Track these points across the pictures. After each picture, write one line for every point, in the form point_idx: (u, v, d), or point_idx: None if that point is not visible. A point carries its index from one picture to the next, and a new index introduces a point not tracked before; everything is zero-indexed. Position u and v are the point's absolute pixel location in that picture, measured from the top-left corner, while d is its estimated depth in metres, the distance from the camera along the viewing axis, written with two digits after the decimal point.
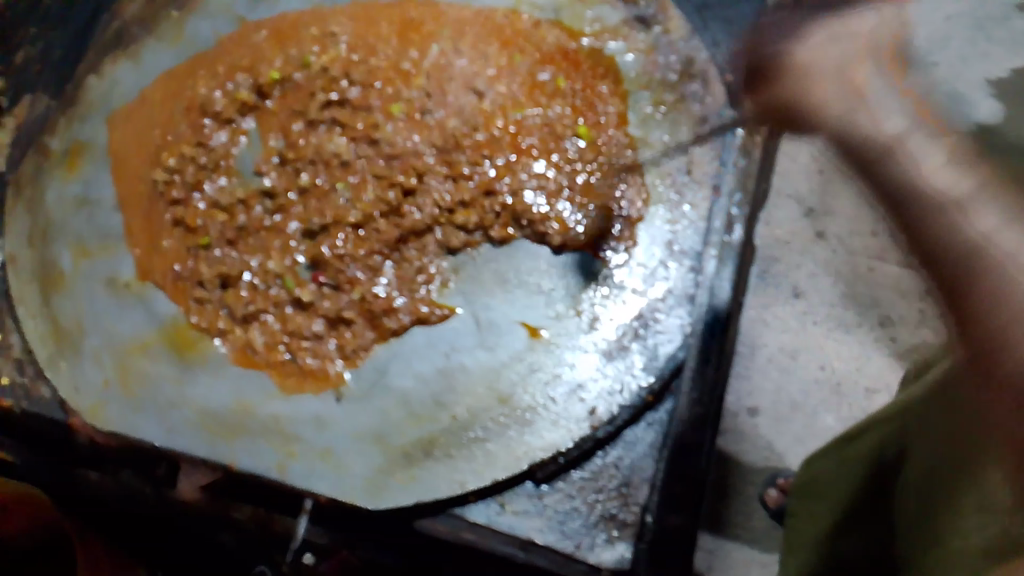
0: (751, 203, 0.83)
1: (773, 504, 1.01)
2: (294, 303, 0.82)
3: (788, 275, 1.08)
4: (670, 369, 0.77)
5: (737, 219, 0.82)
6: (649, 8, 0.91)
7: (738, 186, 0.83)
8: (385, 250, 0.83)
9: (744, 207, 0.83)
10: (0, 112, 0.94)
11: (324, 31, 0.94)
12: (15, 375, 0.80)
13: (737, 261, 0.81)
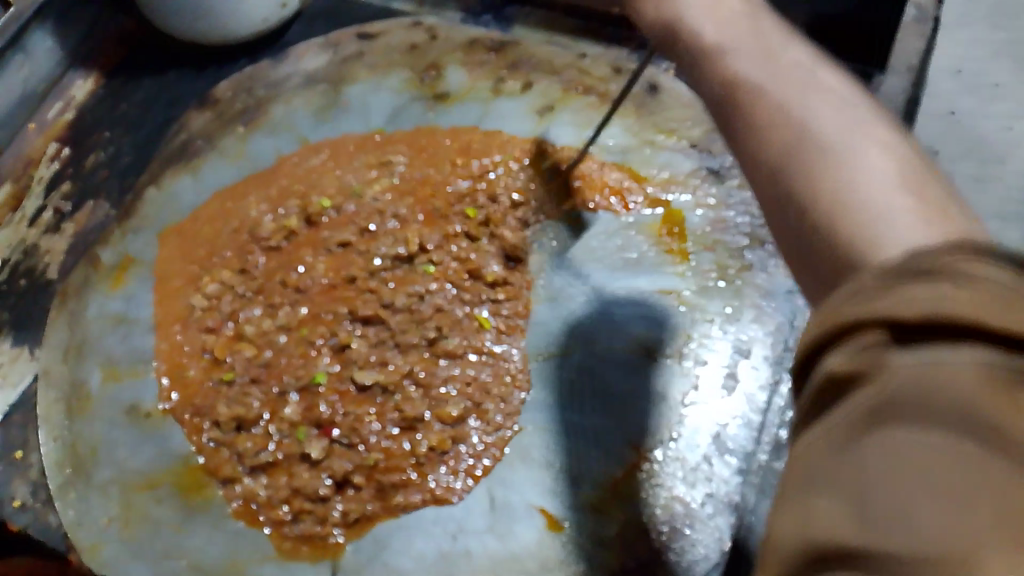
0: None
1: None
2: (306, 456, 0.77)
3: None
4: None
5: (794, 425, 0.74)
6: (722, 161, 0.89)
7: None
8: (402, 413, 0.78)
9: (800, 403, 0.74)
10: (62, 217, 0.95)
11: (382, 157, 0.94)
12: (28, 498, 0.78)
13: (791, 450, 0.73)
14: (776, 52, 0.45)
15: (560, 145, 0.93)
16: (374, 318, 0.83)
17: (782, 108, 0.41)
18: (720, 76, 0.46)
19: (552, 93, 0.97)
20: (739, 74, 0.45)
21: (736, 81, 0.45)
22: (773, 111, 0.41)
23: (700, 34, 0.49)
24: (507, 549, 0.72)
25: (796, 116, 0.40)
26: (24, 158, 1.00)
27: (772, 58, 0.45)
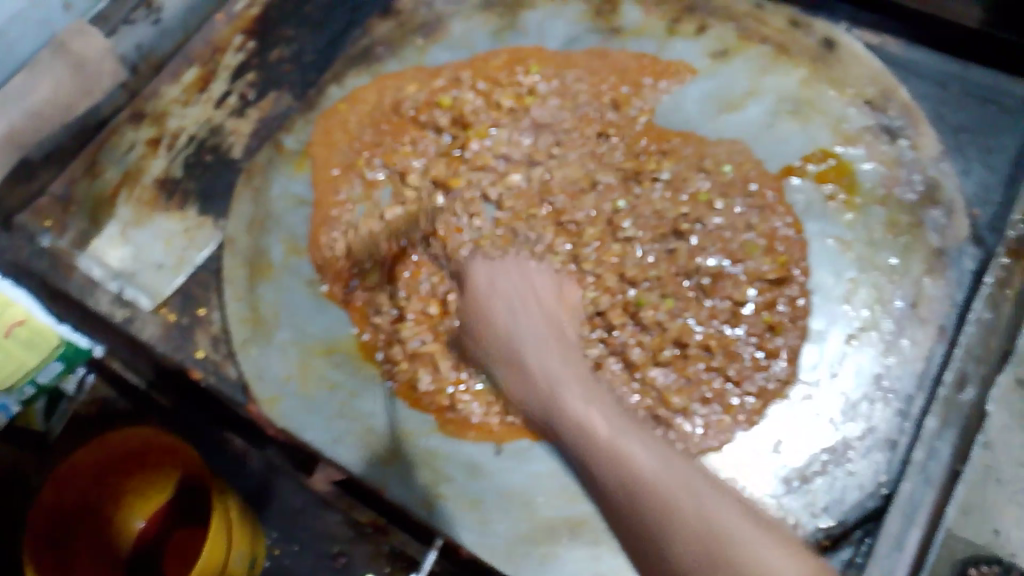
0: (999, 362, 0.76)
1: None
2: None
3: None
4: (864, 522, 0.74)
5: None
6: (897, 120, 0.90)
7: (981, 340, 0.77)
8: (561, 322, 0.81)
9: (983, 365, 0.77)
10: (246, 103, 1.00)
11: (559, 76, 0.97)
12: (209, 350, 0.84)
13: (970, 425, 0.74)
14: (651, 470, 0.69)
15: (733, 87, 0.94)
16: (541, 231, 0.88)
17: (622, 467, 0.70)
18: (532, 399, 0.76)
19: (727, 39, 0.97)
20: (545, 379, 0.75)
21: (607, 444, 0.71)
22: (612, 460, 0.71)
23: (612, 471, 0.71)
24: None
25: (641, 469, 0.69)
26: (211, 45, 1.04)
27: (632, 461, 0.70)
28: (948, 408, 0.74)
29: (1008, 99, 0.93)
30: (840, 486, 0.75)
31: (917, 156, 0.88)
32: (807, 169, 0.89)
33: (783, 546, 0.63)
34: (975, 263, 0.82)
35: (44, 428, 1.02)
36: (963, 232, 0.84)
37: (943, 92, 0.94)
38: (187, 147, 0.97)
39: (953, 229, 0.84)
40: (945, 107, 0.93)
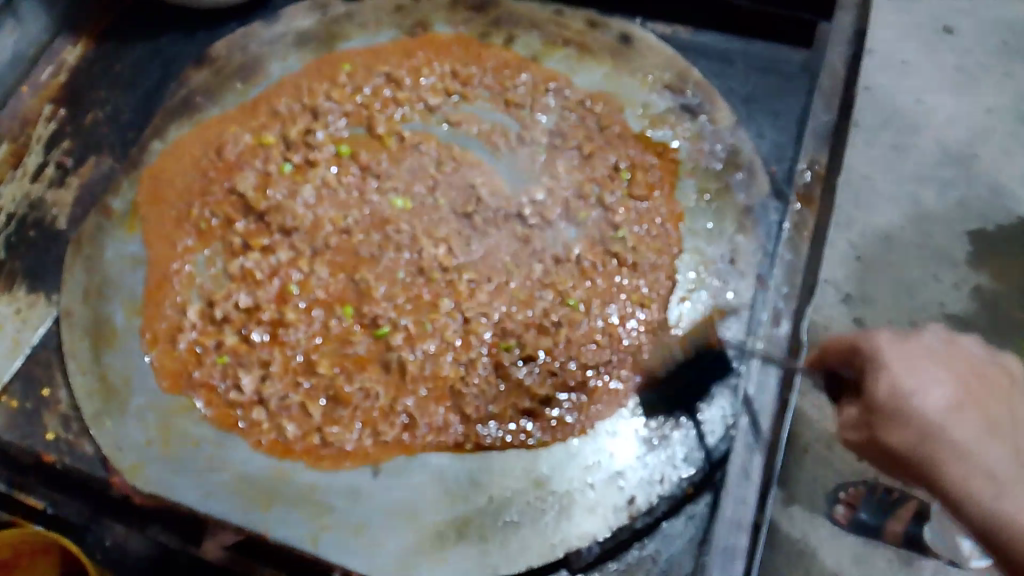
0: (797, 300, 0.84)
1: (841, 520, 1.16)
2: (339, 375, 0.82)
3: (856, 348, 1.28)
4: (719, 464, 0.77)
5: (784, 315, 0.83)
6: (695, 99, 0.96)
7: (785, 281, 0.85)
8: (414, 335, 0.84)
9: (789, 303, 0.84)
10: (66, 170, 0.97)
11: (380, 101, 1.00)
12: (61, 430, 0.81)
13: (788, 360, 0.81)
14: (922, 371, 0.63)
15: (543, 89, 1.00)
16: (383, 254, 0.89)
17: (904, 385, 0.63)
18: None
19: (535, 45, 1.03)
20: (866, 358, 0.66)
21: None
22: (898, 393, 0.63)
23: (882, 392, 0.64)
24: (532, 447, 0.78)
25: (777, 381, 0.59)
26: (19, 119, 1.01)
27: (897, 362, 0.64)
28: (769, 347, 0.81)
29: (788, 68, 1.02)
30: (693, 435, 0.78)
31: (716, 129, 0.94)
32: (628, 154, 0.95)
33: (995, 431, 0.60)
34: (778, 215, 0.89)
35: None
36: (764, 188, 0.91)
37: (727, 66, 1.03)
38: (8, 225, 0.94)
39: (755, 187, 0.91)
40: (733, 81, 1.01)
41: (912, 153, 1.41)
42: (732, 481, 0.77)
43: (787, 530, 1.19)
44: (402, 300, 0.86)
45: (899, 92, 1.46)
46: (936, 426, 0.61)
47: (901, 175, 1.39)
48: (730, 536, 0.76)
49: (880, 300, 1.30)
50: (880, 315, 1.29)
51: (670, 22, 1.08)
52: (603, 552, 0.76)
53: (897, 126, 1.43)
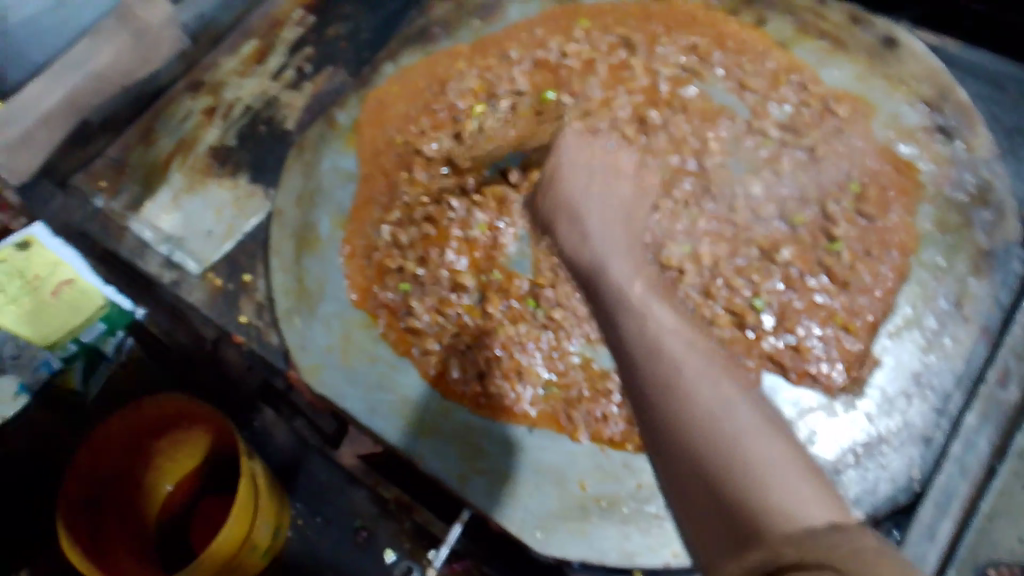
0: None
1: None
2: (506, 323, 0.82)
3: None
4: (895, 516, 0.71)
5: (1015, 375, 0.75)
6: (954, 120, 0.88)
7: (1022, 342, 0.76)
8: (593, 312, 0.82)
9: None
10: (302, 77, 1.02)
11: (611, 64, 0.98)
12: (253, 317, 0.86)
13: (1004, 423, 0.74)
14: (695, 353, 0.58)
15: (784, 80, 0.93)
16: None
17: (670, 377, 0.56)
18: (603, 302, 0.65)
19: (785, 32, 0.96)
20: (643, 316, 0.61)
21: (669, 382, 0.56)
22: (667, 379, 0.56)
23: (666, 404, 0.55)
24: None
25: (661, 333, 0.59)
26: (270, 20, 1.06)
27: (687, 365, 0.57)
28: (989, 405, 0.74)
29: None
30: (870, 478, 0.73)
31: (970, 156, 0.86)
32: (864, 165, 0.88)
33: (760, 424, 0.53)
34: (1022, 266, 0.80)
35: (82, 390, 1.16)
36: (1014, 234, 0.81)
37: (999, 94, 0.92)
38: (242, 118, 0.99)
39: (1002, 230, 0.82)
40: (1002, 110, 0.90)
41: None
42: (914, 534, 0.71)
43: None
44: None
45: None
46: (713, 420, 0.53)
47: None
48: None
49: None
50: None
51: (940, 34, 0.97)
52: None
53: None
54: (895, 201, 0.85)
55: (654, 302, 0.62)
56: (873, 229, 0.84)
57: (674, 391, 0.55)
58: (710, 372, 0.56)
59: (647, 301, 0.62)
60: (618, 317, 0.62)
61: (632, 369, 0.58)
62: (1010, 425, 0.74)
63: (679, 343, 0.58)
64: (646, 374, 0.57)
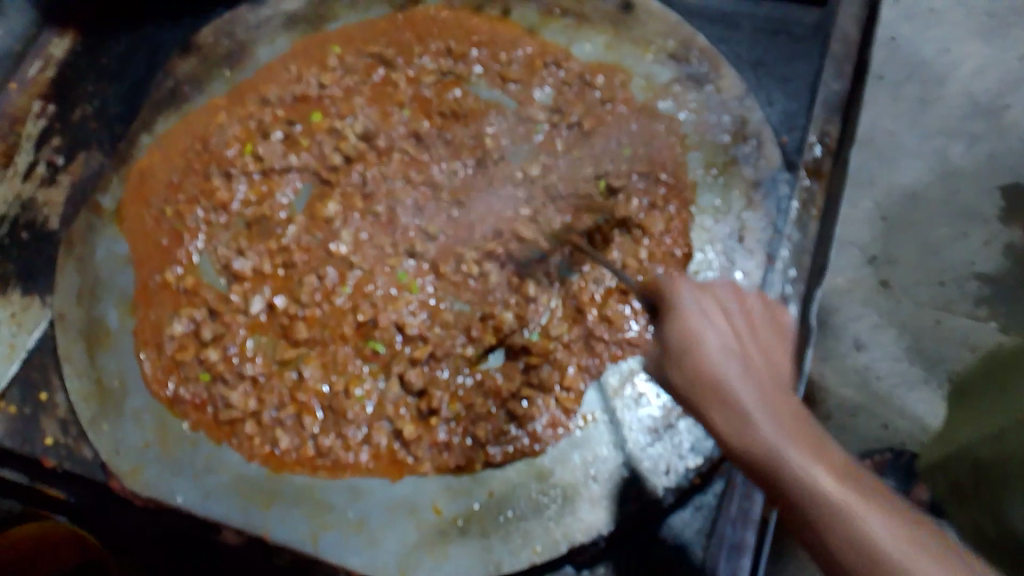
0: (806, 281, 0.80)
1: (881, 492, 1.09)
2: (335, 381, 0.79)
3: (852, 328, 1.24)
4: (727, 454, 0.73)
5: (793, 296, 0.79)
6: (702, 66, 0.92)
7: (794, 261, 0.81)
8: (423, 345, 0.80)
9: (797, 286, 0.80)
10: (55, 170, 0.95)
11: (372, 84, 0.97)
12: (59, 435, 0.80)
13: (796, 342, 0.76)
14: (734, 355, 0.54)
15: (540, 63, 0.96)
16: (374, 253, 0.87)
17: (745, 422, 0.51)
18: (678, 369, 0.55)
19: (530, 17, 0.98)
20: (707, 357, 0.54)
21: (712, 389, 0.53)
22: (725, 399, 0.52)
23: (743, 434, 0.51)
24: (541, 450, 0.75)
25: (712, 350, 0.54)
26: (8, 116, 0.99)
27: (749, 397, 0.52)
28: None
29: (798, 28, 0.96)
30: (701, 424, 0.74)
31: (722, 97, 0.90)
32: (629, 128, 0.91)
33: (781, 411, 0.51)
34: (789, 187, 0.84)
35: None
36: (775, 160, 0.86)
37: (736, 32, 0.97)
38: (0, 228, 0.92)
39: (764, 158, 0.86)
40: (742, 48, 0.96)
41: (949, 80, 1.36)
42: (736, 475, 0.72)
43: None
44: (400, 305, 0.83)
45: (928, 40, 1.38)
46: (770, 444, 0.50)
47: (925, 127, 1.34)
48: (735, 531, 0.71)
49: (904, 259, 1.28)
50: (912, 277, 1.26)
51: None
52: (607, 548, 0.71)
53: (920, 73, 1.37)
54: (665, 155, 0.89)
55: (707, 312, 0.56)
56: (652, 188, 0.87)
57: (730, 405, 0.52)
58: (756, 395, 0.52)
59: (705, 332, 0.55)
60: (698, 397, 0.53)
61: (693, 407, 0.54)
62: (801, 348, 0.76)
63: (738, 368, 0.53)
64: (702, 404, 0.53)
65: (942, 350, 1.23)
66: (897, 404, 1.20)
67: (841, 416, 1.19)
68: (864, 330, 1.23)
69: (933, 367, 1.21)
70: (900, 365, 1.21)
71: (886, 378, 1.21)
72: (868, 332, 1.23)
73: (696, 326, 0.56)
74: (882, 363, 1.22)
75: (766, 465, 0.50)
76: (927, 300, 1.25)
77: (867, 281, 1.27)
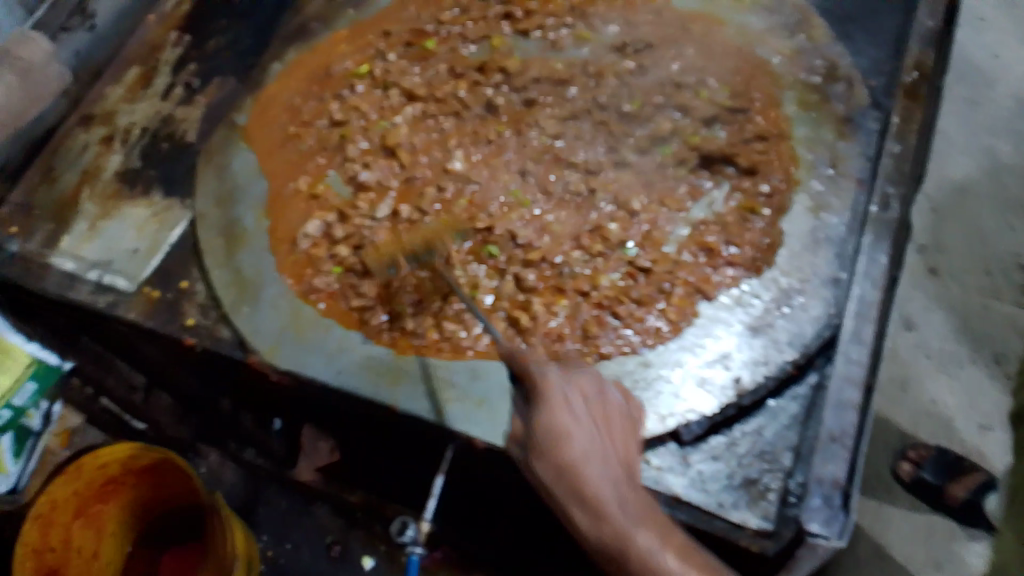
0: (907, 185, 0.83)
1: (906, 477, 1.21)
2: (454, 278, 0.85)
3: (902, 307, 1.37)
4: (824, 348, 0.79)
5: (894, 197, 0.82)
6: (793, 19, 1.00)
7: (894, 170, 0.84)
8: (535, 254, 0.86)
9: (899, 185, 0.83)
10: (192, 91, 1.04)
11: (480, 22, 1.04)
12: (199, 319, 0.87)
13: (894, 238, 0.80)
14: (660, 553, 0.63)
15: (641, 12, 1.03)
16: (486, 173, 0.93)
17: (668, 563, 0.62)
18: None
19: None
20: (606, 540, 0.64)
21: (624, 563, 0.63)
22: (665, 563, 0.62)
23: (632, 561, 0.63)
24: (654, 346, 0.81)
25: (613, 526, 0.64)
26: (148, 45, 1.08)
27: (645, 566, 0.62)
28: (879, 224, 0.81)
29: None
30: (795, 321, 0.81)
31: (816, 45, 0.98)
32: (728, 65, 0.98)
33: None
34: (877, 124, 0.91)
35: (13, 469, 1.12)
36: (864, 100, 0.93)
37: None
38: (141, 139, 1.01)
39: (854, 99, 0.93)
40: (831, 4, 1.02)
41: (998, 83, 1.58)
42: (842, 342, 0.74)
43: (874, 467, 1.24)
44: (505, 213, 0.90)
45: (979, 46, 1.62)
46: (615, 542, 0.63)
47: (977, 126, 1.55)
48: (842, 389, 0.72)
49: (950, 247, 1.42)
50: (957, 262, 1.40)
51: None
52: (712, 426, 0.76)
53: (973, 78, 1.60)
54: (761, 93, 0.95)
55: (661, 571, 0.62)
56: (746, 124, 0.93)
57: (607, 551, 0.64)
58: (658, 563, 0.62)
59: None
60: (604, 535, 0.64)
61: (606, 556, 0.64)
62: (896, 239, 0.80)
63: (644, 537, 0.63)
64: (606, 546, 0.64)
65: (989, 327, 1.34)
66: (946, 376, 1.30)
67: (889, 388, 1.30)
68: (914, 307, 1.37)
69: (980, 346, 1.31)
70: (945, 341, 1.32)
71: (937, 356, 1.31)
72: (919, 310, 1.36)
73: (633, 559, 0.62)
74: (933, 338, 1.33)
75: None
76: (973, 285, 1.38)
77: (918, 265, 1.41)
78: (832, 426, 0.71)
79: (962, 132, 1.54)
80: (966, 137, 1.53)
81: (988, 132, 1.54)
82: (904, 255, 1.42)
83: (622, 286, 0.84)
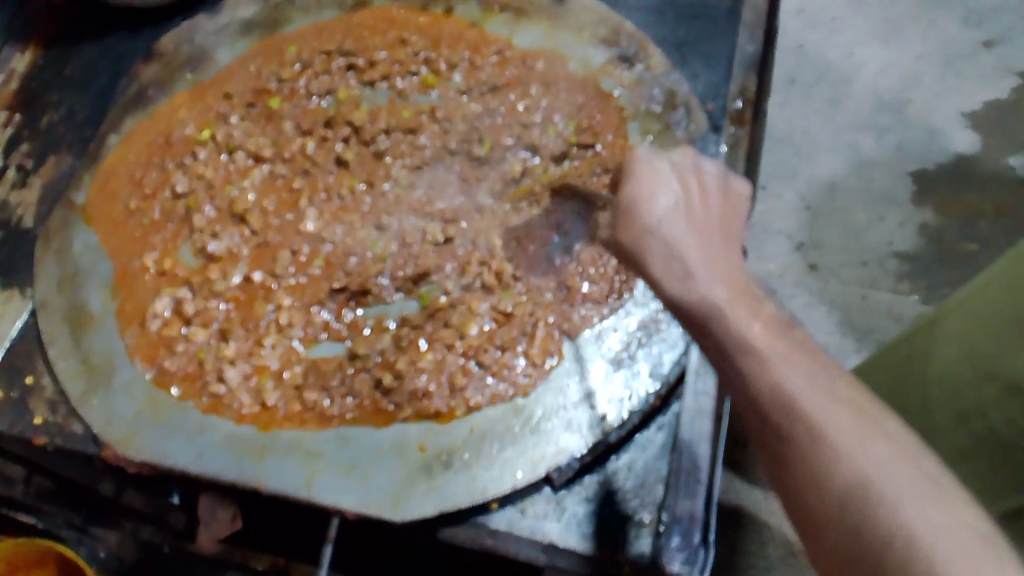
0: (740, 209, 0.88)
1: None
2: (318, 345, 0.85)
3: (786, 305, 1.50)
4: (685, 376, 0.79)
5: None
6: (631, 47, 1.00)
7: None
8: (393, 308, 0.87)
9: None
10: (26, 173, 0.99)
11: (326, 75, 1.03)
12: (49, 414, 0.83)
13: None
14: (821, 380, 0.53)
15: (485, 52, 1.03)
16: (342, 231, 0.92)
17: (812, 431, 0.51)
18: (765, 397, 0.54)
19: (473, 13, 1.06)
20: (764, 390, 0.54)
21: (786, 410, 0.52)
22: (824, 428, 0.51)
23: (805, 438, 0.51)
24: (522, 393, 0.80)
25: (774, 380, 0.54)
26: None
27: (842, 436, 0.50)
28: None
29: (715, 12, 1.05)
30: (654, 352, 0.81)
31: (653, 74, 0.98)
32: (573, 100, 1.00)
33: (891, 447, 0.50)
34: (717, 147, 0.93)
35: None
36: (703, 124, 0.94)
37: (660, 18, 1.06)
38: None
39: (694, 124, 0.94)
40: (667, 31, 1.05)
41: (854, 83, 1.67)
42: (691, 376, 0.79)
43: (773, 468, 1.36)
44: (367, 269, 0.89)
45: (831, 47, 1.70)
46: (784, 398, 0.53)
47: (838, 125, 1.63)
48: (694, 422, 0.77)
49: (828, 242, 1.55)
50: (836, 257, 1.54)
51: None
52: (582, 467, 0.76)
53: (830, 77, 1.68)
54: (605, 125, 0.97)
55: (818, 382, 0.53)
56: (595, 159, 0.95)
57: (796, 421, 0.52)
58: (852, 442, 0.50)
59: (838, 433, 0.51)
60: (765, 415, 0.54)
61: (772, 423, 0.53)
62: None
63: (784, 373, 0.53)
64: (776, 424, 0.53)
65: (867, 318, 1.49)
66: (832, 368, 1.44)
67: None
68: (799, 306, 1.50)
69: (862, 336, 1.47)
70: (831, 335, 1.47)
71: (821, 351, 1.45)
72: (801, 310, 1.49)
73: (801, 372, 0.53)
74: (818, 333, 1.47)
75: (785, 420, 0.52)
76: (852, 278, 1.52)
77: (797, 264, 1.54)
78: (687, 461, 0.75)
79: (825, 132, 1.63)
80: (829, 136, 1.63)
81: (853, 131, 1.63)
82: (785, 257, 1.55)
83: (486, 334, 0.85)
